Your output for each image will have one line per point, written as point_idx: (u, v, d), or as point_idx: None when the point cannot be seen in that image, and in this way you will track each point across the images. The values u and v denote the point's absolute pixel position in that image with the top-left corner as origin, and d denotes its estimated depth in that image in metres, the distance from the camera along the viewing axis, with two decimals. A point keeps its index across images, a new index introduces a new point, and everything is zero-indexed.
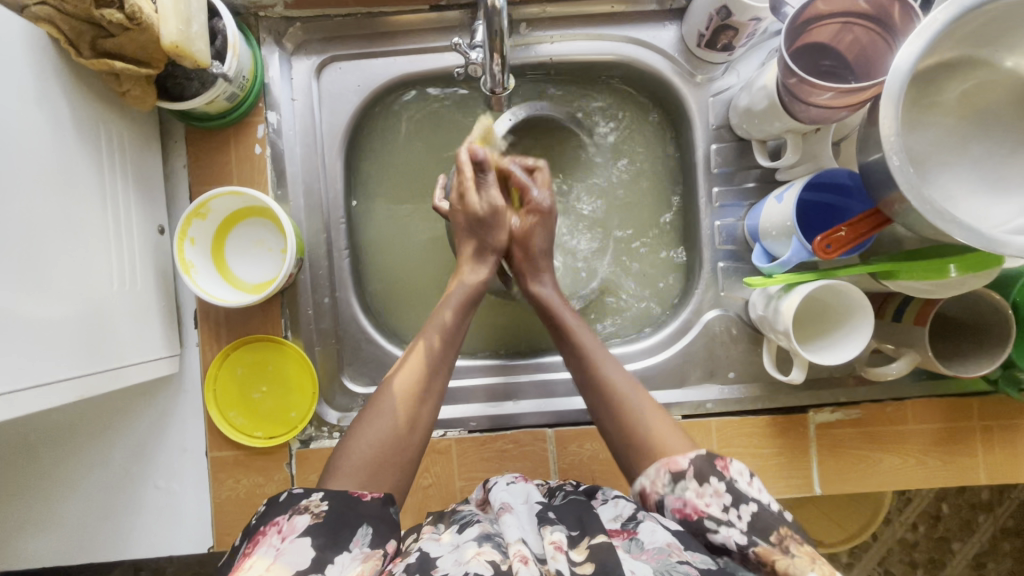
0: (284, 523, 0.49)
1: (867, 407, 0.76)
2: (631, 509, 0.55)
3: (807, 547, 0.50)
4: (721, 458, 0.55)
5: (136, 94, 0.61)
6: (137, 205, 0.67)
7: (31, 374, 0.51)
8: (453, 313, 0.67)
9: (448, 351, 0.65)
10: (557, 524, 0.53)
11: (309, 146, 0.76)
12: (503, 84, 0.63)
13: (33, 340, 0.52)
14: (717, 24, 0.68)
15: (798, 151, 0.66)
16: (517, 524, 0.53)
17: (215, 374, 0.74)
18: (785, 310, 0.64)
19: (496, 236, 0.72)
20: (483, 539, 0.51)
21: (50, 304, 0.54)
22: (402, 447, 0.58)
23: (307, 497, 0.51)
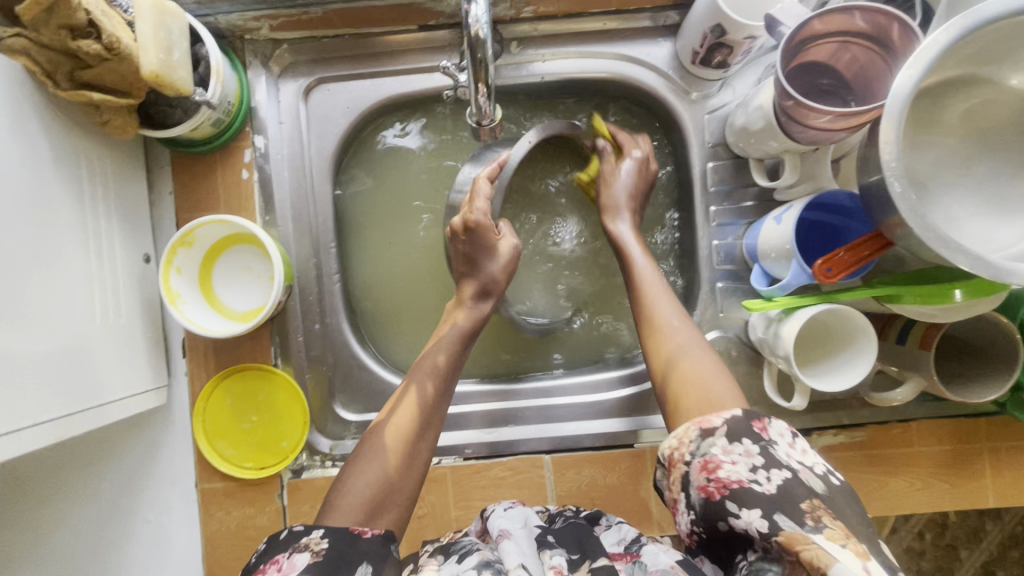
0: (284, 561, 0.46)
1: (872, 429, 0.74)
2: (636, 533, 0.55)
3: (842, 522, 0.44)
4: (759, 419, 0.50)
5: (117, 123, 0.60)
6: (120, 234, 0.66)
7: (11, 418, 0.50)
8: (456, 342, 0.66)
9: (448, 380, 0.64)
10: (556, 548, 0.53)
11: (298, 169, 0.74)
12: (490, 115, 0.62)
13: (14, 383, 0.50)
14: (711, 42, 0.66)
15: (796, 171, 0.65)
16: (517, 549, 0.50)
17: (204, 404, 0.72)
18: (785, 335, 0.63)
19: (491, 268, 0.69)
20: (482, 567, 0.49)
21: (31, 344, 0.53)
22: (403, 483, 0.56)
23: (307, 535, 0.48)
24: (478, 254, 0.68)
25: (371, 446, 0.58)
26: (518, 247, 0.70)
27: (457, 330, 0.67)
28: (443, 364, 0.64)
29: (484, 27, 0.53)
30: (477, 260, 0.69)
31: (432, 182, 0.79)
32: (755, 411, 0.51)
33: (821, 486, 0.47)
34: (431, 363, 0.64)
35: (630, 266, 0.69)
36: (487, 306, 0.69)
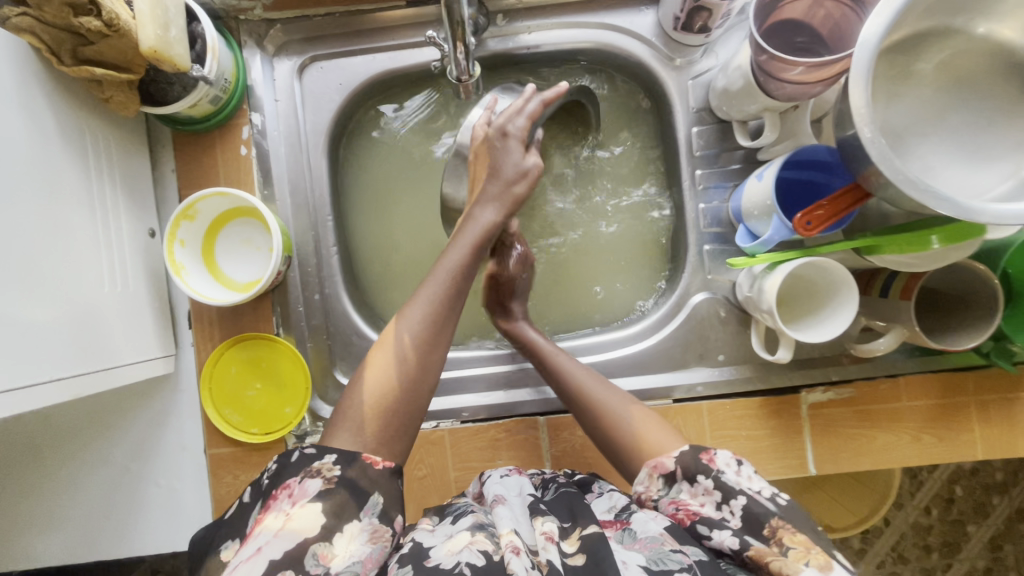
0: (295, 487, 0.50)
1: (860, 385, 0.75)
2: (625, 502, 0.57)
3: (803, 534, 0.49)
4: (705, 451, 0.56)
5: (119, 100, 0.63)
6: (126, 209, 0.69)
7: (25, 375, 0.53)
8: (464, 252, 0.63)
9: (455, 291, 0.61)
10: (548, 515, 0.54)
11: (294, 145, 0.77)
12: (468, 72, 0.64)
13: (28, 342, 0.53)
14: (691, 6, 0.68)
15: (776, 129, 0.66)
16: (510, 515, 0.53)
17: (209, 372, 0.75)
18: (768, 289, 0.64)
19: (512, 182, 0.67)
20: (476, 529, 0.51)
21: (41, 304, 0.55)
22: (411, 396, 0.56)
23: (320, 459, 0.51)
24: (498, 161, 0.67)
25: (378, 360, 0.57)
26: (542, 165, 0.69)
27: (465, 243, 0.63)
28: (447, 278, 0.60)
29: None
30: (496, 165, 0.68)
31: (426, 156, 0.81)
32: (701, 444, 0.56)
33: (777, 504, 0.52)
34: (438, 280, 0.60)
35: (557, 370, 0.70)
36: (495, 217, 0.66)
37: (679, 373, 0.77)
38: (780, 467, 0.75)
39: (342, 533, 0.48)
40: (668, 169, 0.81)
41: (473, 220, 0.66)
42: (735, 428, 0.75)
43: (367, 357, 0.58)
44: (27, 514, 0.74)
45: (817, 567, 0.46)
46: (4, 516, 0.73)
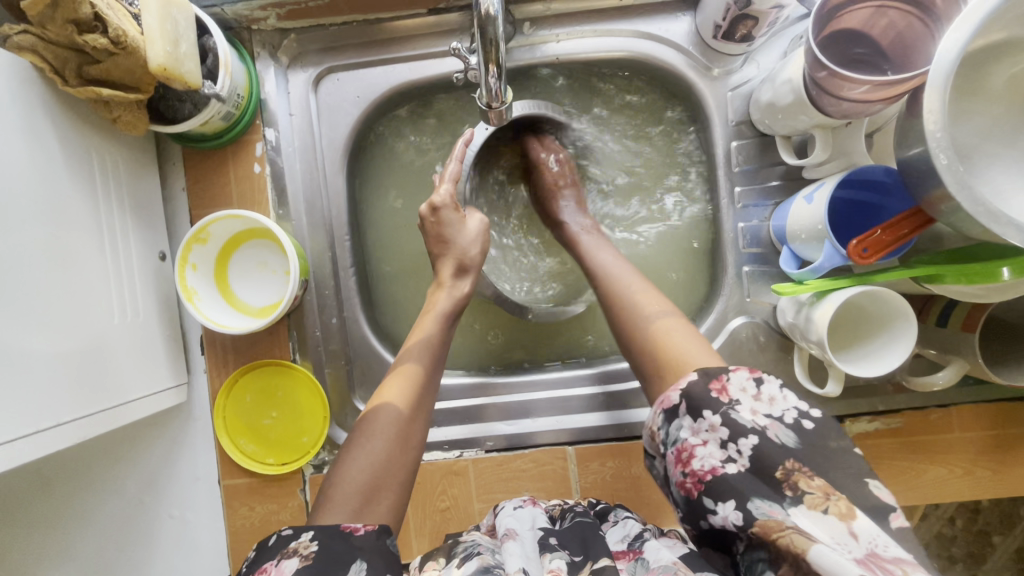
0: (273, 570, 0.44)
1: (908, 415, 0.71)
2: (640, 529, 0.54)
3: (822, 480, 0.41)
4: (716, 378, 0.46)
5: (127, 119, 0.59)
6: (136, 234, 0.66)
7: (33, 419, 0.50)
8: (437, 323, 0.66)
9: (436, 361, 0.63)
10: (558, 550, 0.51)
11: (310, 162, 0.73)
12: (500, 97, 0.60)
13: (32, 383, 0.50)
14: (735, 14, 0.63)
15: (827, 148, 0.62)
16: (518, 552, 0.49)
17: (223, 403, 0.72)
18: (818, 320, 0.60)
19: (469, 250, 0.69)
20: (481, 575, 0.46)
21: (49, 343, 0.52)
22: (400, 465, 0.54)
23: (296, 539, 0.46)
24: (444, 234, 0.68)
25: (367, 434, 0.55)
26: (485, 221, 0.71)
27: (442, 311, 0.66)
28: (430, 345, 0.63)
29: (494, 5, 0.52)
30: (448, 240, 0.68)
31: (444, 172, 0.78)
32: (711, 369, 0.46)
33: (795, 434, 0.43)
34: (420, 350, 0.63)
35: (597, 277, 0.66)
36: (466, 284, 0.69)
37: None
38: None
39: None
40: (703, 183, 0.77)
41: (447, 290, 0.68)
42: None
43: (351, 434, 0.56)
44: None
45: (835, 516, 0.39)
46: None
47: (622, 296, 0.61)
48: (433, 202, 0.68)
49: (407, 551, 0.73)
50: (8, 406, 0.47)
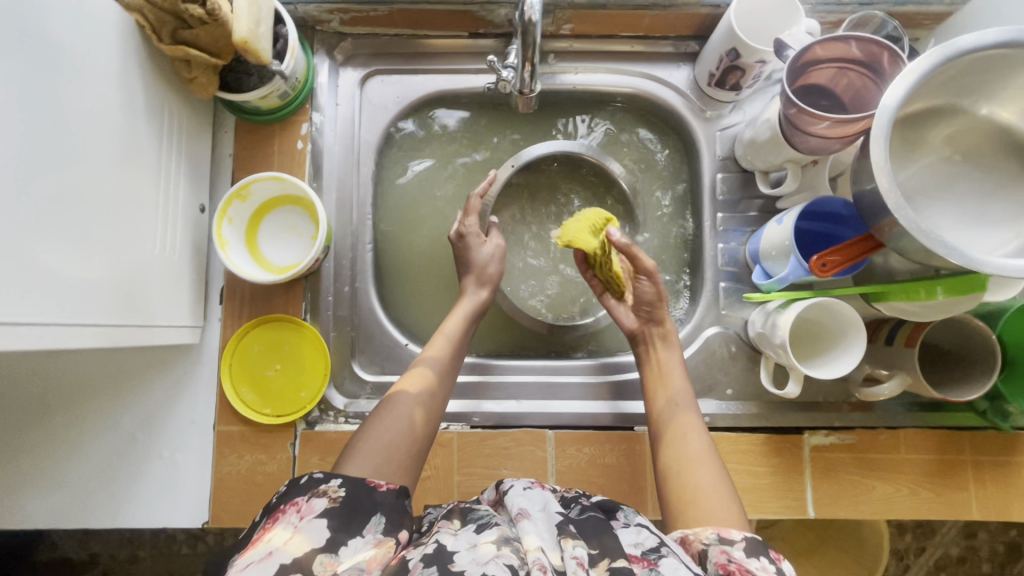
0: (302, 504, 0.54)
1: (861, 433, 0.78)
2: (655, 540, 0.56)
3: None
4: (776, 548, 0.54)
5: (201, 81, 0.68)
6: (185, 183, 0.73)
7: (78, 314, 0.55)
8: (462, 325, 0.76)
9: (457, 355, 0.74)
10: (577, 538, 0.55)
11: (348, 147, 0.82)
12: (530, 88, 0.73)
13: (84, 282, 0.55)
14: (726, 64, 0.74)
15: (797, 180, 0.72)
16: (535, 531, 0.55)
17: (231, 350, 0.77)
18: (782, 324, 0.68)
19: (487, 268, 0.79)
20: (502, 543, 0.52)
21: (106, 251, 0.59)
22: (415, 432, 0.64)
23: (326, 482, 0.55)
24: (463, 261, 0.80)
25: (392, 405, 0.66)
26: (501, 246, 0.81)
27: (466, 309, 0.77)
28: (452, 340, 0.74)
29: (537, 14, 0.63)
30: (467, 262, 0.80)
31: (462, 172, 0.88)
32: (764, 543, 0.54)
33: None
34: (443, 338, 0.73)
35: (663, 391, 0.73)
36: (483, 293, 0.78)
37: None
38: (778, 505, 0.76)
39: (345, 548, 0.51)
40: (691, 209, 0.86)
41: (466, 299, 0.78)
42: (737, 462, 0.77)
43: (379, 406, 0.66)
44: (31, 468, 0.75)
45: None
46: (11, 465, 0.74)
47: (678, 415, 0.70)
48: (461, 230, 0.80)
49: None
50: (66, 295, 0.53)
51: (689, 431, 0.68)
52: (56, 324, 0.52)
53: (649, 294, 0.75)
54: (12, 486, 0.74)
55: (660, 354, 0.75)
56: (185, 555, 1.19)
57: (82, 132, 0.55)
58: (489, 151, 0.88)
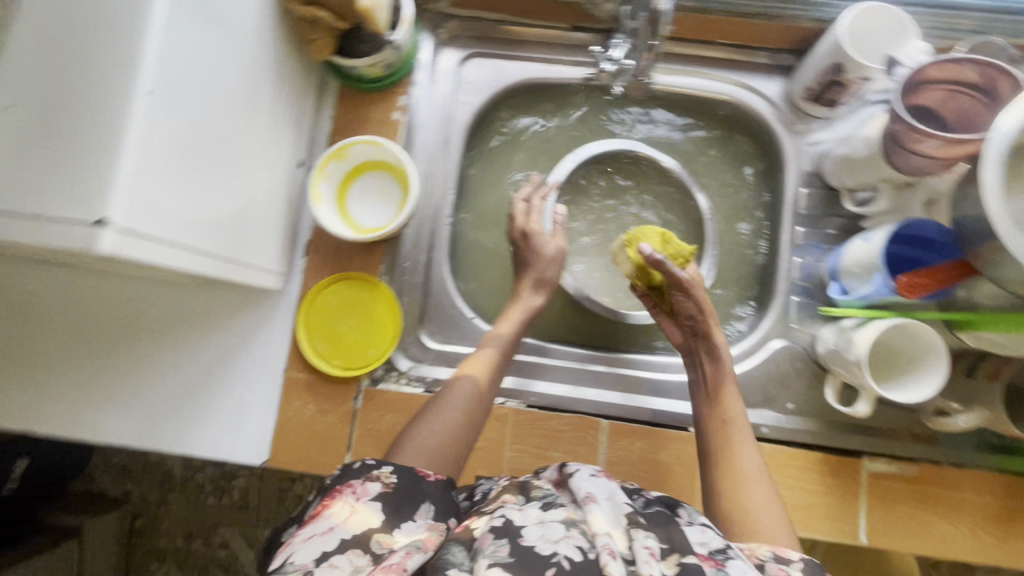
0: (357, 487, 0.56)
1: (924, 466, 0.76)
2: (723, 541, 0.52)
3: None
4: None
5: (320, 42, 0.72)
6: (291, 138, 0.77)
7: (205, 243, 0.59)
8: (515, 329, 0.77)
9: (507, 357, 0.75)
10: (647, 530, 0.53)
11: (441, 123, 0.86)
12: (648, 74, 0.77)
13: (212, 214, 0.59)
14: (828, 78, 0.74)
15: (889, 200, 0.73)
16: (602, 515, 0.53)
17: (309, 301, 0.81)
18: (860, 340, 0.67)
19: (546, 271, 0.80)
20: (569, 524, 0.51)
21: (230, 190, 0.63)
22: (465, 429, 0.67)
23: (378, 468, 0.58)
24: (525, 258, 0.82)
25: (443, 404, 0.68)
26: (564, 249, 0.82)
27: (521, 313, 0.78)
28: (503, 343, 0.75)
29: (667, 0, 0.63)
30: (529, 261, 0.82)
31: (544, 160, 0.90)
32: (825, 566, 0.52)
33: None
34: (495, 345, 0.75)
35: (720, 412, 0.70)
36: (539, 298, 0.80)
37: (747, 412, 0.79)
38: (829, 527, 0.75)
39: (403, 528, 0.53)
40: (769, 221, 0.86)
41: (521, 303, 0.79)
42: (792, 477, 0.76)
43: (431, 404, 0.69)
44: (101, 390, 0.75)
45: None
46: (82, 386, 0.74)
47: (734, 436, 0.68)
48: (524, 226, 0.82)
49: None
50: (198, 224, 0.57)
51: (745, 453, 0.66)
52: (187, 249, 0.56)
53: (688, 308, 0.74)
54: (83, 406, 0.74)
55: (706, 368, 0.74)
56: (214, 505, 1.26)
57: (230, 73, 0.59)
58: (573, 142, 0.90)
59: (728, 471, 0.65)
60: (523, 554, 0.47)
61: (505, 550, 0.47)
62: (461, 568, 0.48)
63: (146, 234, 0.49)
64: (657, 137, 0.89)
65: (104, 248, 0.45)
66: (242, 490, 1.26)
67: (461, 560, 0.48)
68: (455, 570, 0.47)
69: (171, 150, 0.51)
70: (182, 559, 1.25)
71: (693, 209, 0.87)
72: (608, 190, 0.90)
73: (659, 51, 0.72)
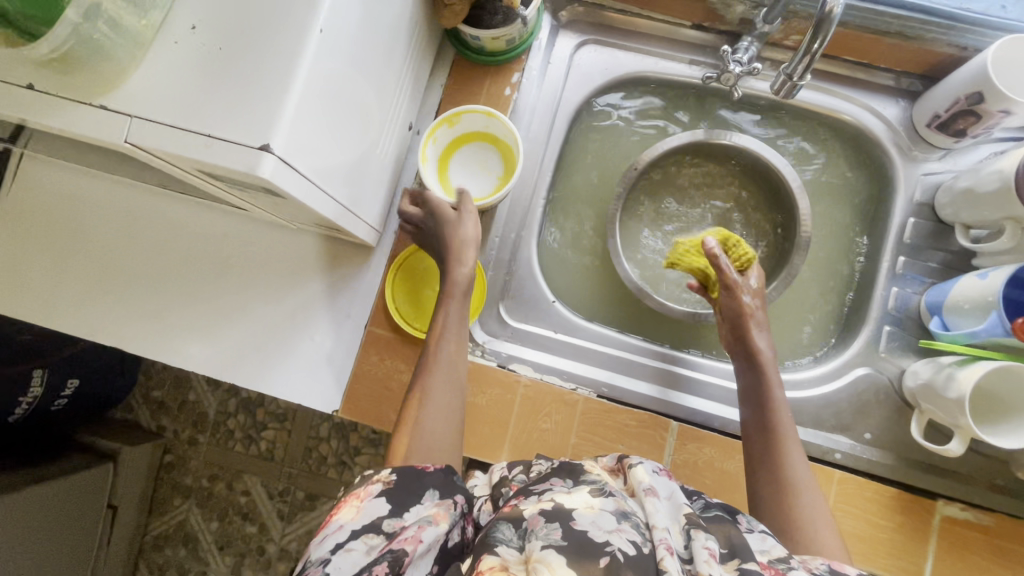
0: (361, 491, 0.53)
1: (1002, 518, 0.73)
2: (783, 553, 0.49)
3: None
4: None
5: (457, 9, 0.73)
6: (409, 99, 0.78)
7: (335, 187, 0.60)
8: (451, 307, 0.71)
9: (455, 341, 0.69)
10: (706, 532, 0.49)
11: (549, 105, 0.86)
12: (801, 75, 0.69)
13: (344, 160, 0.61)
14: (962, 107, 0.72)
15: (1014, 239, 0.69)
16: (661, 512, 0.49)
17: (400, 263, 0.84)
18: (962, 380, 0.65)
19: (462, 231, 0.72)
20: (622, 516, 0.48)
21: (359, 142, 0.64)
22: (449, 415, 0.64)
23: (378, 471, 0.55)
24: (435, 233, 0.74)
25: (424, 393, 0.65)
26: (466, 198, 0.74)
27: (458, 283, 0.72)
28: (441, 329, 0.69)
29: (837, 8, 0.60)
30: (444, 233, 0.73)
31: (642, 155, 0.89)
32: None
33: None
34: (442, 334, 0.69)
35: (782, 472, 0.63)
36: (468, 257, 0.72)
37: (821, 435, 0.77)
38: (893, 565, 0.72)
39: (410, 510, 0.51)
40: (867, 244, 0.84)
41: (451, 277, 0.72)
42: (861, 508, 0.73)
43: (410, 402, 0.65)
44: (191, 317, 0.76)
45: None
46: (175, 310, 0.76)
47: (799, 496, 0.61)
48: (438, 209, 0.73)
49: (494, 454, 0.78)
50: (333, 168, 0.58)
51: (812, 515, 0.59)
52: (323, 191, 0.57)
53: (730, 309, 0.74)
54: (171, 330, 0.76)
55: (748, 375, 0.72)
56: (243, 452, 1.28)
57: (380, 24, 0.60)
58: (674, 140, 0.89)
59: (795, 539, 0.58)
60: (580, 541, 0.44)
61: (559, 534, 0.45)
62: (510, 545, 0.46)
63: (297, 167, 0.50)
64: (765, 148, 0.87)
65: (263, 172, 0.46)
66: (270, 441, 1.28)
67: (510, 537, 0.47)
68: (505, 546, 0.46)
69: (329, 90, 0.52)
70: (204, 498, 1.28)
71: (790, 223, 0.84)
72: (701, 194, 0.89)
73: (818, 57, 0.65)
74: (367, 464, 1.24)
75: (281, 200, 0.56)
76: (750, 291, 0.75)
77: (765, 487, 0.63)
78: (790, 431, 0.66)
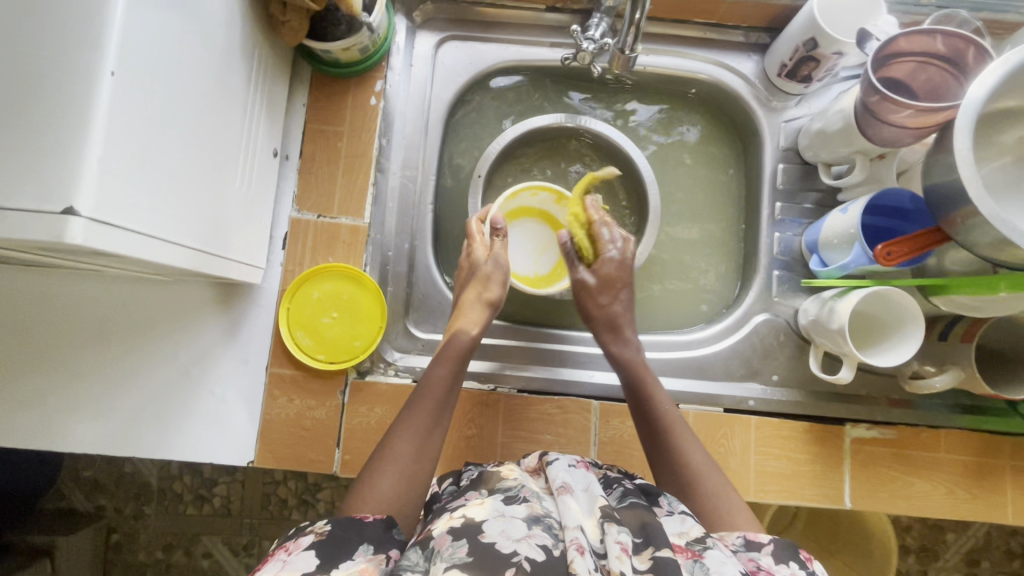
0: (290, 544, 0.50)
1: (902, 429, 0.79)
2: (701, 532, 0.52)
3: None
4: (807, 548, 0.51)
5: (294, 25, 0.69)
6: (265, 126, 0.74)
7: (181, 235, 0.56)
8: (449, 369, 0.68)
9: (444, 403, 0.66)
10: (621, 525, 0.50)
11: (419, 108, 0.84)
12: (632, 47, 0.75)
13: (186, 203, 0.56)
14: (802, 54, 0.75)
15: (864, 172, 0.74)
16: (573, 508, 0.51)
17: (292, 295, 0.79)
18: (841, 309, 0.69)
19: (490, 291, 0.74)
20: (533, 521, 0.48)
21: (205, 183, 0.60)
22: (413, 467, 0.60)
23: (313, 522, 0.52)
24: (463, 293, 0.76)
25: (389, 441, 0.61)
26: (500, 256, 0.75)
27: (464, 344, 0.70)
28: (439, 386, 0.67)
29: None
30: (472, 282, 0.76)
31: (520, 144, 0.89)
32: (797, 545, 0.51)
33: None
34: (434, 388, 0.66)
35: (683, 448, 0.64)
36: (485, 317, 0.74)
37: (733, 386, 0.80)
38: (816, 493, 0.77)
39: (340, 565, 0.48)
40: (747, 196, 0.88)
41: (458, 335, 0.71)
42: (779, 447, 0.77)
43: (376, 449, 0.62)
44: (71, 397, 0.70)
45: None
46: (51, 391, 0.70)
47: (704, 471, 0.62)
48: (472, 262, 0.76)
49: None
50: (173, 216, 0.54)
51: (713, 480, 0.61)
52: (162, 241, 0.53)
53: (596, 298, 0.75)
54: (50, 412, 0.70)
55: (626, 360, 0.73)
56: (194, 514, 1.19)
57: (198, 54, 0.56)
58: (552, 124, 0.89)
59: (697, 504, 0.59)
60: (485, 551, 0.44)
61: (465, 551, 0.45)
62: (416, 570, 0.45)
63: (116, 223, 0.46)
64: (636, 121, 0.89)
65: (73, 238, 0.42)
66: (224, 497, 1.20)
67: (415, 561, 0.46)
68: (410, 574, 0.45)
69: (142, 136, 0.48)
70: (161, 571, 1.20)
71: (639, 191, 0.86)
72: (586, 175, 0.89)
73: (643, 25, 0.72)
74: (330, 498, 1.20)
75: (119, 258, 0.52)
76: (619, 280, 0.75)
77: (668, 471, 0.63)
78: (681, 416, 0.68)
